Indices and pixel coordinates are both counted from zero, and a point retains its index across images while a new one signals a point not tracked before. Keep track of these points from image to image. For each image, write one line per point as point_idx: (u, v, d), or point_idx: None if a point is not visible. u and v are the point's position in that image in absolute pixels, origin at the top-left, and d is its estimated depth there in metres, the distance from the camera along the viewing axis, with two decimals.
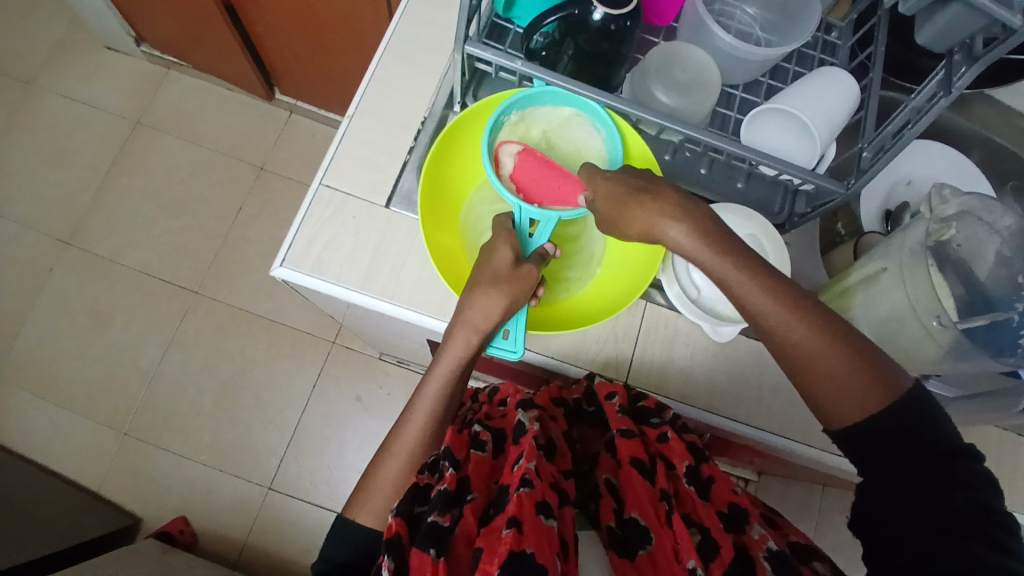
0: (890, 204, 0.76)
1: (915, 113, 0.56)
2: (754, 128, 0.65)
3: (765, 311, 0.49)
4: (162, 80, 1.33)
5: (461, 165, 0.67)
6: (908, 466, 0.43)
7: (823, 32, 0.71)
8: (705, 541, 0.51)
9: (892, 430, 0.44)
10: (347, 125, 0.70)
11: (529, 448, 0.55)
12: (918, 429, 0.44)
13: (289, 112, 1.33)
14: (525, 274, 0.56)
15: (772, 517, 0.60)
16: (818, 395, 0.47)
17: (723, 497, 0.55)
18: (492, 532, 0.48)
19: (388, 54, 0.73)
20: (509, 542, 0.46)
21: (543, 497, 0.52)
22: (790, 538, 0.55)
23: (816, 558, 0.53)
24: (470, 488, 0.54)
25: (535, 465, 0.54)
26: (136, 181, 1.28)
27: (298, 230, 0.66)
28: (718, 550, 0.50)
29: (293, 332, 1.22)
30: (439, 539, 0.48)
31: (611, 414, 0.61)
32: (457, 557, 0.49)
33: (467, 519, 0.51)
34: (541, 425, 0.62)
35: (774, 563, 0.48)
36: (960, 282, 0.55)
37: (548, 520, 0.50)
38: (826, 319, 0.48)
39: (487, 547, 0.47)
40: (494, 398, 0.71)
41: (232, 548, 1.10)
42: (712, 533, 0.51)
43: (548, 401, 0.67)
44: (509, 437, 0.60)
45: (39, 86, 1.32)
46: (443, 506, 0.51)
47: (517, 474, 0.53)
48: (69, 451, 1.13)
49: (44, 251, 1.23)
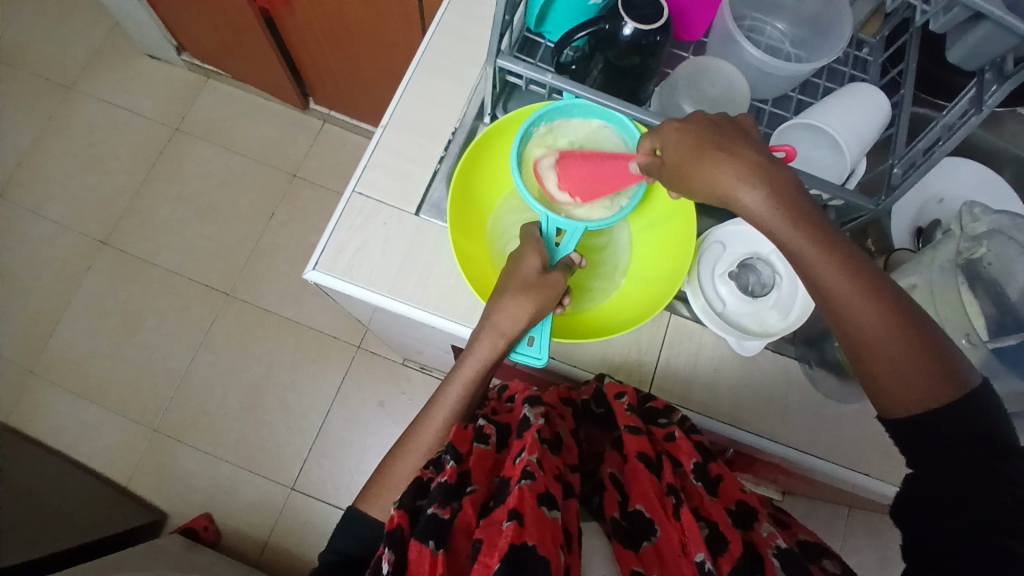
0: (920, 221, 0.75)
1: (946, 129, 0.56)
2: (783, 143, 0.66)
3: (836, 286, 0.45)
4: (200, 89, 1.37)
5: (490, 174, 0.68)
6: (962, 452, 0.42)
7: (854, 48, 0.71)
8: (712, 534, 0.48)
9: (950, 425, 0.43)
10: (380, 136, 0.72)
11: (531, 441, 0.55)
12: (972, 426, 0.43)
13: (322, 121, 1.36)
14: (553, 283, 0.57)
15: (779, 515, 0.55)
16: (878, 379, 0.46)
17: (730, 495, 0.52)
18: (492, 524, 0.49)
19: (421, 66, 0.75)
20: (510, 536, 0.46)
21: (545, 489, 0.52)
22: (798, 536, 0.51)
23: (825, 556, 0.48)
24: (470, 480, 0.55)
25: (537, 457, 0.54)
26: (172, 186, 1.31)
27: (330, 236, 0.68)
28: (725, 544, 0.47)
29: (319, 336, 1.23)
30: (438, 532, 0.49)
31: (619, 411, 0.58)
32: (457, 548, 0.50)
33: (467, 511, 0.52)
34: (547, 420, 0.61)
35: (784, 562, 0.45)
36: (991, 301, 0.54)
37: (550, 512, 0.50)
38: (899, 304, 0.45)
39: (488, 540, 0.48)
40: (502, 394, 0.71)
41: (253, 547, 1.11)
42: (720, 527, 0.48)
43: (557, 400, 0.66)
44: (513, 432, 0.60)
45: (82, 92, 1.36)
46: (443, 499, 0.52)
47: (518, 467, 0.53)
48: (98, 445, 1.16)
49: (82, 251, 1.27)
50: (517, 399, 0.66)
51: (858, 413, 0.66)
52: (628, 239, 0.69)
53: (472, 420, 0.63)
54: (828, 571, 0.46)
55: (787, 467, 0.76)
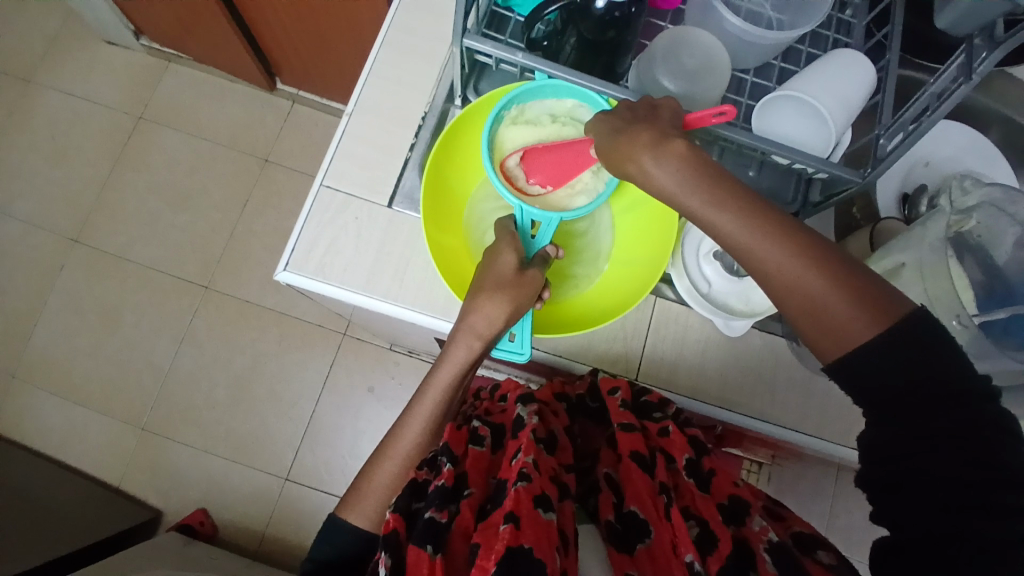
0: (908, 186, 0.73)
1: (935, 97, 0.53)
2: (765, 116, 0.63)
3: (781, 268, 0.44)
4: (162, 73, 1.32)
5: (463, 162, 0.65)
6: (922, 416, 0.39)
7: (836, 10, 0.68)
8: (704, 533, 0.47)
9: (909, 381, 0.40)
10: (346, 124, 0.69)
11: (527, 442, 0.54)
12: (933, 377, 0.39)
13: (291, 101, 1.31)
14: (530, 280, 0.55)
15: (774, 508, 0.54)
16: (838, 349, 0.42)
17: (723, 491, 0.52)
18: (490, 527, 0.48)
19: (385, 47, 0.71)
20: (507, 537, 0.45)
21: (542, 491, 0.51)
22: (793, 530, 0.50)
23: (820, 548, 0.47)
24: (467, 483, 0.54)
25: (533, 459, 0.53)
26: (141, 177, 1.27)
27: (300, 233, 0.65)
28: (715, 544, 0.46)
29: (303, 324, 1.22)
30: (435, 535, 0.48)
31: (612, 408, 0.58)
32: (455, 553, 0.49)
33: (465, 514, 0.51)
34: (541, 418, 0.60)
35: (777, 558, 0.44)
36: (979, 269, 0.53)
37: (546, 514, 0.49)
38: (847, 272, 0.43)
39: (484, 543, 0.47)
40: (494, 394, 0.70)
41: (251, 538, 1.12)
42: (711, 526, 0.48)
43: (550, 396, 0.65)
44: (508, 432, 0.60)
45: (39, 82, 1.31)
46: (440, 502, 0.50)
47: (514, 469, 0.52)
48: (87, 446, 1.15)
49: (54, 248, 1.23)
50: (510, 398, 0.65)
51: None
52: (609, 222, 0.66)
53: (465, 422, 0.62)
54: (825, 564, 0.46)
55: (777, 442, 0.75)
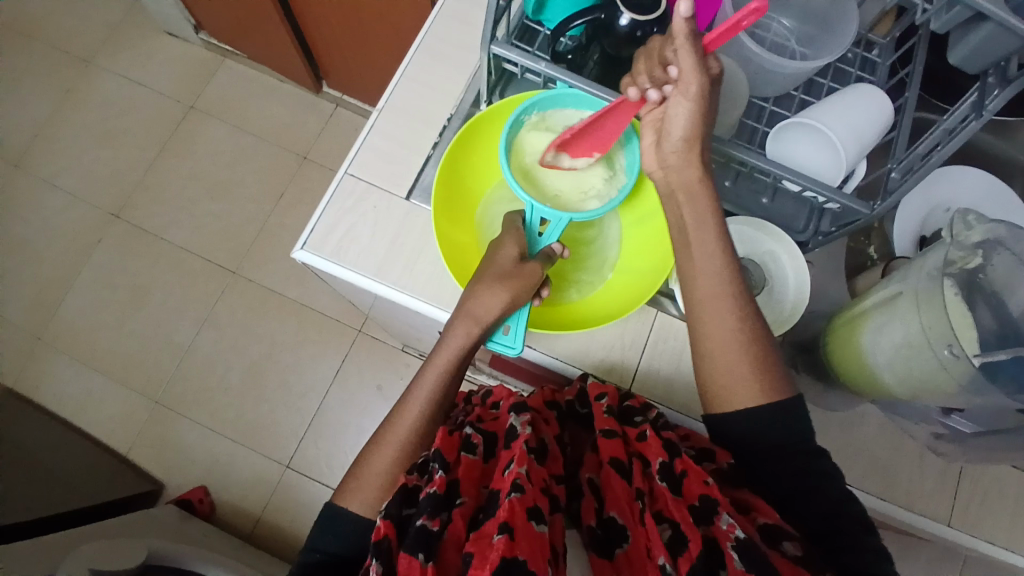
0: (925, 229, 0.71)
1: (946, 134, 0.54)
2: (780, 145, 0.64)
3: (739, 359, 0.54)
4: (216, 67, 1.39)
5: (481, 162, 0.67)
6: (783, 464, 0.52)
7: (863, 48, 0.69)
8: (675, 535, 0.48)
9: (772, 431, 0.53)
10: (375, 118, 0.72)
11: (519, 452, 0.53)
12: (784, 431, 0.53)
13: (334, 105, 1.37)
14: (529, 272, 0.57)
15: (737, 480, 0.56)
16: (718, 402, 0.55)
17: (693, 493, 0.50)
18: (483, 537, 0.47)
19: (420, 51, 0.74)
20: (501, 548, 0.45)
21: (535, 503, 0.50)
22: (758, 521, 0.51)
23: (786, 539, 0.49)
24: (459, 491, 0.53)
25: (525, 470, 0.52)
26: (184, 163, 1.33)
27: (319, 217, 0.68)
28: (686, 544, 0.47)
29: (320, 318, 1.25)
30: (428, 544, 0.47)
31: (596, 414, 0.59)
32: (446, 561, 0.48)
33: (456, 523, 0.50)
34: (533, 427, 0.59)
35: (743, 555, 0.44)
36: (992, 316, 0.52)
37: (539, 526, 0.48)
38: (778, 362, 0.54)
39: (478, 552, 0.46)
40: (487, 401, 0.69)
41: (247, 522, 1.13)
42: (682, 527, 0.48)
43: (542, 404, 0.64)
44: (500, 441, 0.59)
45: (100, 66, 1.39)
46: (432, 510, 0.49)
47: (507, 480, 0.51)
48: (100, 414, 1.18)
49: (94, 223, 1.29)
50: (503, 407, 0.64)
51: (842, 420, 0.66)
52: (617, 233, 0.68)
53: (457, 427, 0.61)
54: (789, 554, 0.48)
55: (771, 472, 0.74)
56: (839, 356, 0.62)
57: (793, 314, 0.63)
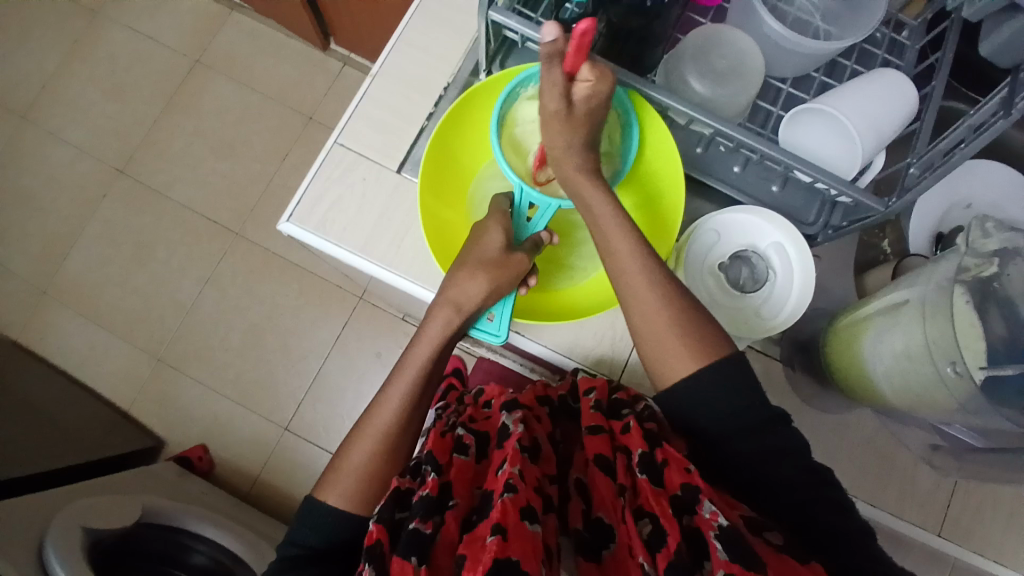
0: (943, 227, 0.67)
1: (970, 131, 0.49)
2: (794, 131, 0.60)
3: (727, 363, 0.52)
4: (224, 21, 1.35)
5: (474, 136, 0.64)
6: (778, 476, 0.50)
7: (891, 29, 0.64)
8: (654, 533, 0.46)
9: (768, 439, 0.50)
10: (368, 85, 0.69)
11: (512, 453, 0.52)
12: (772, 443, 0.50)
13: (342, 64, 1.33)
14: (516, 262, 0.55)
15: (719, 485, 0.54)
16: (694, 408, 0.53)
17: (675, 483, 0.48)
18: (475, 540, 0.45)
19: (418, 13, 0.71)
20: (493, 549, 0.43)
21: (528, 503, 0.48)
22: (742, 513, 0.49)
23: (767, 529, 0.48)
24: (452, 493, 0.51)
25: (519, 470, 0.50)
26: (189, 119, 1.31)
27: (307, 187, 0.66)
28: (664, 539, 0.45)
29: (321, 283, 1.24)
30: (421, 547, 0.45)
31: (583, 409, 0.57)
32: (439, 567, 0.46)
33: (449, 526, 0.48)
34: (525, 426, 0.57)
35: (726, 542, 0.43)
36: (1004, 324, 0.48)
37: (533, 526, 0.46)
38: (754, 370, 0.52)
39: (471, 554, 0.44)
40: (478, 401, 0.68)
41: (245, 481, 1.15)
42: (661, 521, 0.46)
43: (533, 400, 0.63)
44: (493, 442, 0.57)
45: (108, 16, 1.36)
46: (425, 512, 0.47)
47: (500, 480, 0.49)
48: (103, 368, 1.20)
49: (100, 177, 1.29)
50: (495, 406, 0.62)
51: (836, 424, 0.64)
52: None
53: (449, 428, 0.59)
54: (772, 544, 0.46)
55: None
56: (839, 364, 0.59)
57: (798, 311, 0.60)
